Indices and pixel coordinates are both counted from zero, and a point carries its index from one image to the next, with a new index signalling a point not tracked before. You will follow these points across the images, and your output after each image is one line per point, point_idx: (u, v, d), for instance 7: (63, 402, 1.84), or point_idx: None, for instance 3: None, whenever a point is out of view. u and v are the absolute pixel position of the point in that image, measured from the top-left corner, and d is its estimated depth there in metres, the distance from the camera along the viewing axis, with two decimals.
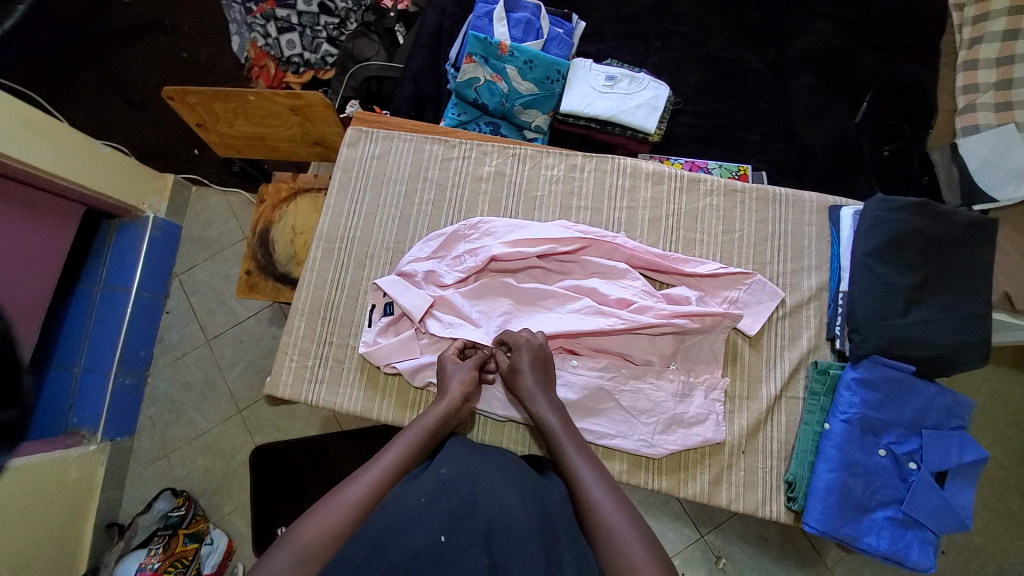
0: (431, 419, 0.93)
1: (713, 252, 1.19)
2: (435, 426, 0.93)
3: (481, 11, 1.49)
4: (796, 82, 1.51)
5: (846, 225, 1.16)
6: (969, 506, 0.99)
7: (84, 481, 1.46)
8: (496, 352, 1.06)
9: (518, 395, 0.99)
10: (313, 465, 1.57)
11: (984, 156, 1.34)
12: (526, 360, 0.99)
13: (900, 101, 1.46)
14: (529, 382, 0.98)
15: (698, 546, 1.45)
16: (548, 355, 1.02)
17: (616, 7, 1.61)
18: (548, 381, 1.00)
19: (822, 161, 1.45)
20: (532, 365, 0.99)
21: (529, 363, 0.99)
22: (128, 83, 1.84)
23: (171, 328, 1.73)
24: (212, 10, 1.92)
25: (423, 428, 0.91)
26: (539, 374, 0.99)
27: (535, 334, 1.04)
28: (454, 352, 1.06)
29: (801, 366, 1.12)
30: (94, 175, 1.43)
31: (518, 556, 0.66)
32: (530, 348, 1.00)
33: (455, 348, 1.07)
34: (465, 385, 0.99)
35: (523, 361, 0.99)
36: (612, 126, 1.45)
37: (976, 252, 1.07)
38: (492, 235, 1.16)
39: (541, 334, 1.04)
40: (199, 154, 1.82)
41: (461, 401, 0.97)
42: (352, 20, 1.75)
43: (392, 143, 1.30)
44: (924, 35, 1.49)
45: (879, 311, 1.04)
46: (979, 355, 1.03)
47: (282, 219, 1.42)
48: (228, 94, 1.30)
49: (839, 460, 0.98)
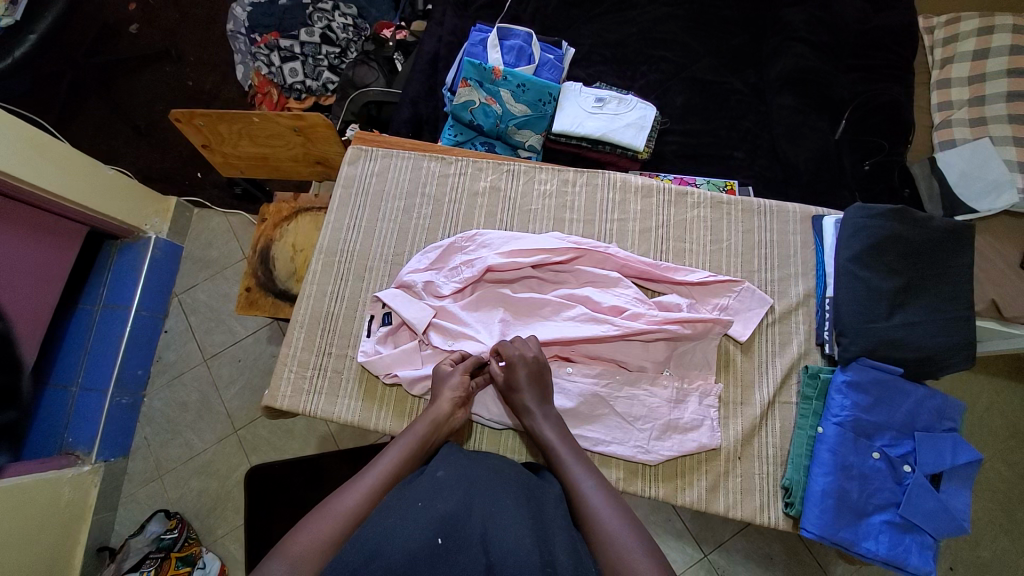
0: (427, 423, 0.95)
1: (703, 261, 1.23)
2: (430, 432, 0.94)
3: (475, 39, 1.57)
4: (777, 102, 1.58)
5: (829, 233, 1.20)
6: (966, 508, 0.99)
7: (77, 502, 1.45)
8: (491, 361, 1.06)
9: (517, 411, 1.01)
10: (308, 486, 1.43)
11: (962, 169, 1.39)
12: (523, 378, 1.00)
13: (877, 118, 1.53)
14: (526, 400, 0.99)
15: (702, 565, 1.43)
16: (545, 367, 1.03)
17: (604, 34, 1.70)
18: (547, 394, 1.01)
19: (805, 175, 1.50)
20: (529, 383, 1.00)
21: (525, 380, 1.00)
22: (134, 110, 1.91)
23: (170, 348, 1.74)
24: (218, 42, 2.00)
25: (420, 433, 0.93)
26: (537, 390, 1.00)
27: (538, 346, 1.05)
28: (451, 359, 1.07)
29: (792, 371, 1.14)
30: (96, 196, 1.47)
31: (515, 557, 0.68)
32: (525, 365, 1.00)
33: (453, 358, 1.07)
34: (458, 390, 1.00)
35: (519, 377, 1.00)
36: (603, 145, 1.52)
37: (958, 257, 1.11)
38: (487, 247, 1.19)
39: (534, 348, 1.04)
40: (202, 177, 1.87)
41: (452, 408, 0.98)
42: (353, 50, 1.84)
43: (391, 161, 1.34)
44: (899, 56, 1.57)
45: (866, 315, 1.07)
46: (966, 357, 1.05)
47: (283, 237, 1.45)
48: (233, 116, 1.35)
49: (834, 463, 0.99)
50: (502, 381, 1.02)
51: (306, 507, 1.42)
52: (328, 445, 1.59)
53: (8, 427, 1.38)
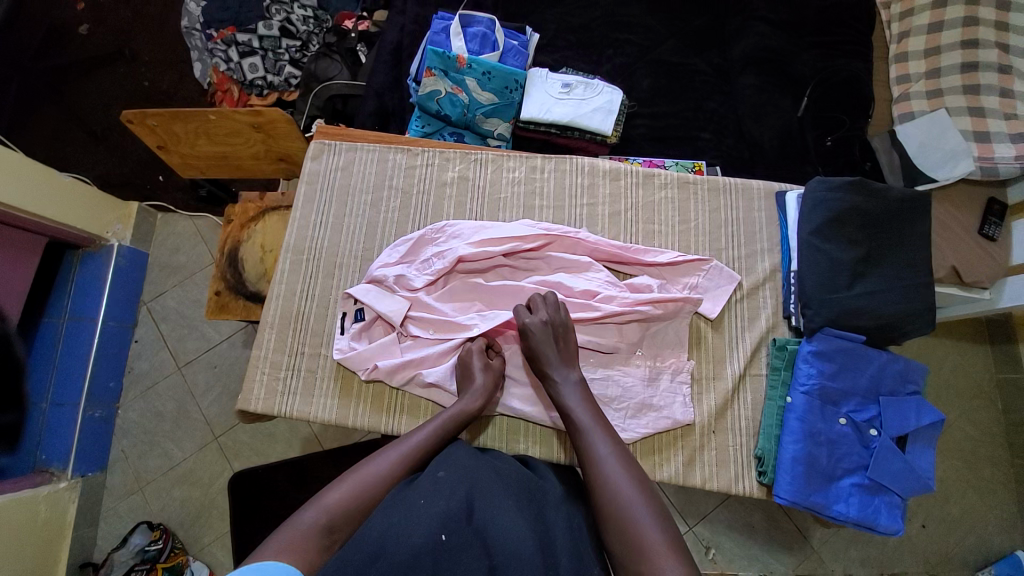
0: (465, 409, 0.98)
1: (672, 241, 1.24)
2: (467, 416, 0.98)
3: (438, 27, 1.54)
4: (741, 81, 1.59)
5: (791, 209, 1.23)
6: (930, 467, 1.04)
7: (56, 520, 1.41)
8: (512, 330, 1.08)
9: (536, 368, 1.02)
10: (294, 488, 1.42)
11: (920, 140, 1.42)
12: (544, 335, 1.02)
13: (839, 94, 1.56)
14: (549, 358, 1.00)
15: (688, 538, 1.46)
16: (565, 327, 1.04)
17: (568, 19, 1.69)
18: (572, 354, 1.03)
19: (770, 154, 1.53)
20: (546, 343, 1.01)
21: (542, 342, 1.01)
22: (89, 113, 1.83)
23: (141, 357, 1.69)
24: (173, 39, 1.93)
25: (458, 415, 0.97)
26: (562, 349, 1.02)
27: (558, 304, 1.07)
28: (479, 351, 1.06)
29: (761, 344, 1.17)
30: (53, 204, 1.41)
31: (516, 559, 0.70)
32: (549, 326, 1.03)
33: (481, 343, 1.09)
34: (492, 381, 1.03)
35: (537, 340, 1.01)
36: (571, 130, 1.52)
37: (915, 225, 1.14)
38: (458, 237, 1.18)
39: (557, 304, 1.07)
40: (164, 180, 1.81)
41: (489, 397, 1.01)
42: (314, 42, 1.79)
43: (356, 154, 1.32)
44: (857, 32, 1.60)
45: (827, 286, 1.10)
46: (926, 321, 1.10)
47: (250, 237, 1.42)
48: (188, 115, 1.30)
49: (802, 430, 1.02)
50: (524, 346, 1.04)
51: (293, 508, 1.41)
52: (312, 446, 1.57)
53: (7, 428, 1.39)
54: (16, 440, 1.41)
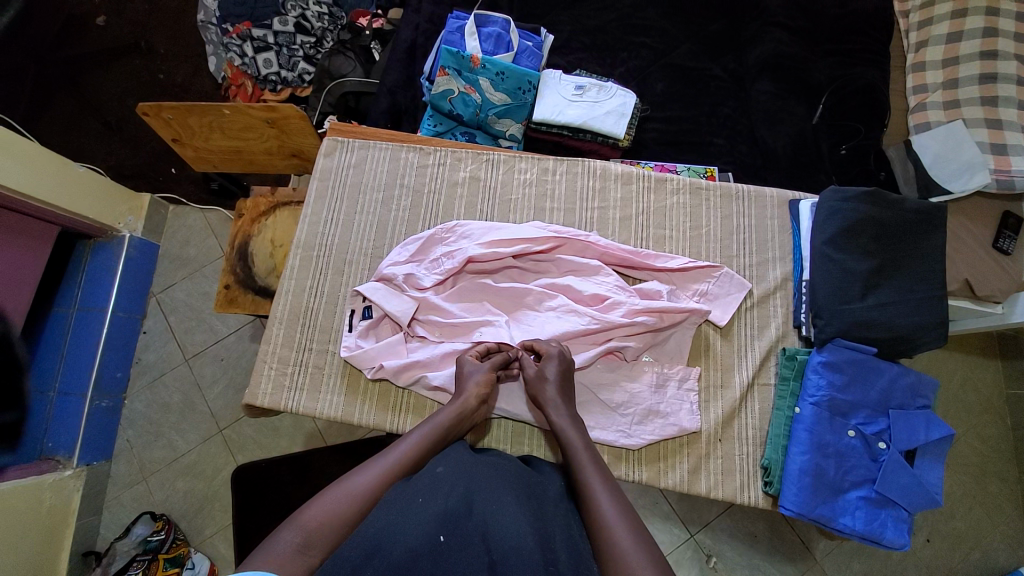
0: (451, 416, 0.94)
1: (682, 247, 1.23)
2: (454, 422, 0.94)
3: (453, 27, 1.54)
4: (755, 88, 1.59)
5: (805, 218, 1.22)
6: (938, 482, 1.03)
7: (60, 508, 1.42)
8: (522, 355, 1.06)
9: (539, 405, 0.99)
10: (295, 482, 1.43)
11: (937, 151, 1.40)
12: (554, 370, 1.00)
13: (855, 103, 1.54)
14: (552, 395, 0.98)
15: (689, 546, 1.45)
16: (570, 367, 1.03)
17: (583, 21, 1.68)
18: (570, 395, 1.01)
19: (784, 160, 1.52)
20: (557, 378, 0.99)
21: (556, 377, 0.99)
22: (104, 105, 1.85)
23: (149, 348, 1.70)
24: (189, 33, 1.94)
25: (443, 423, 0.93)
26: (563, 388, 0.99)
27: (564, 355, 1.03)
28: (475, 353, 1.06)
29: (771, 354, 1.16)
30: (67, 195, 1.42)
31: (517, 556, 0.69)
32: (559, 360, 1.01)
33: (477, 350, 1.07)
34: (484, 385, 0.99)
35: (550, 371, 1.00)
36: (583, 133, 1.51)
37: (930, 238, 1.13)
38: (468, 238, 1.18)
39: (563, 346, 1.06)
40: (176, 173, 1.83)
41: (475, 401, 0.98)
42: (329, 39, 1.80)
43: (368, 152, 1.32)
44: (873, 39, 1.59)
45: (839, 296, 1.09)
46: (938, 335, 1.08)
47: (261, 232, 1.43)
48: (203, 109, 1.31)
49: (810, 442, 1.02)
50: (531, 375, 1.01)
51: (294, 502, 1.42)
52: (316, 441, 1.58)
53: (10, 425, 1.39)
54: (20, 433, 1.41)
